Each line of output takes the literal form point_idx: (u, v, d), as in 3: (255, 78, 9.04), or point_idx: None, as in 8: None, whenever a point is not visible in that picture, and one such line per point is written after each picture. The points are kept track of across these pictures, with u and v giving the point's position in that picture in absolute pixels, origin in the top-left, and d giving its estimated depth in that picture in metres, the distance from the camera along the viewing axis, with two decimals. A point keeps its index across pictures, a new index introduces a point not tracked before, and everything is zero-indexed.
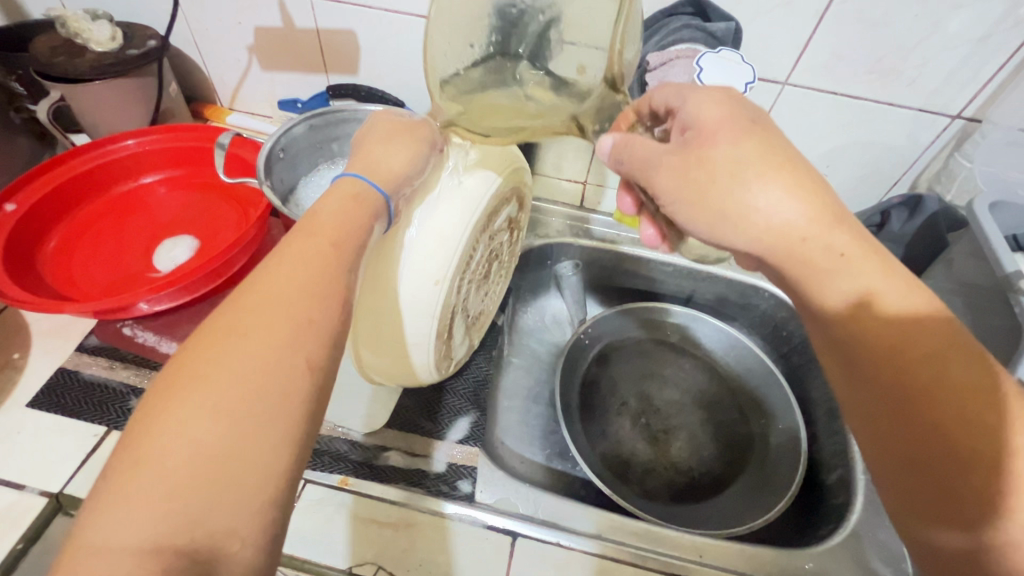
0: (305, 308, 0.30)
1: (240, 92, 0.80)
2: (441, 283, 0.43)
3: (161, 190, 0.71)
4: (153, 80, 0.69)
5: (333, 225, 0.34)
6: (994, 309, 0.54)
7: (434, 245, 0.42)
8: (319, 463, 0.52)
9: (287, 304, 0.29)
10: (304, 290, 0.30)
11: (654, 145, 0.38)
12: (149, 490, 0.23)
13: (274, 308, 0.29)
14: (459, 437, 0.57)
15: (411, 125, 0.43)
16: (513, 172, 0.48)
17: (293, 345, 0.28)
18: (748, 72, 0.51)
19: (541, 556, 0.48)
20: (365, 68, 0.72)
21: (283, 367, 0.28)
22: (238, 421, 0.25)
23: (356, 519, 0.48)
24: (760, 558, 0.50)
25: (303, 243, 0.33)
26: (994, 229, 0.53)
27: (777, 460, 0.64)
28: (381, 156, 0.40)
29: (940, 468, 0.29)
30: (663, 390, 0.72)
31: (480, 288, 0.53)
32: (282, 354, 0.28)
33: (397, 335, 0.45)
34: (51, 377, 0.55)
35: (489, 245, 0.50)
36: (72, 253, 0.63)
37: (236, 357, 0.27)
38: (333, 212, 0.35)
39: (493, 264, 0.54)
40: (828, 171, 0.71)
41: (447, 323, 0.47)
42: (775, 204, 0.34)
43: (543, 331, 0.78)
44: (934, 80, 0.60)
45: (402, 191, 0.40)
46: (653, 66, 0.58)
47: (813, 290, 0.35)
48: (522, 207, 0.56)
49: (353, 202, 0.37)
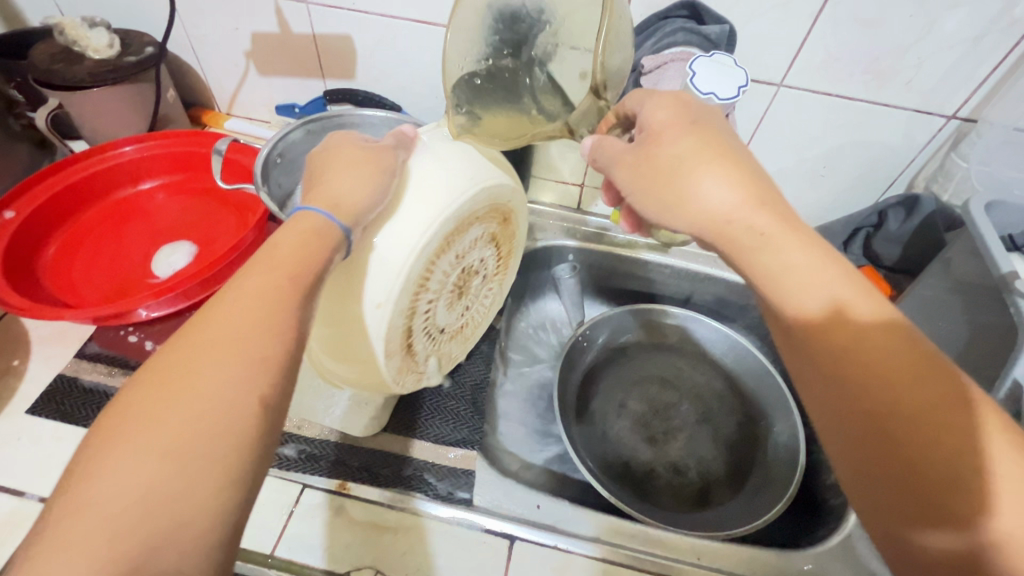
0: (259, 345, 0.31)
1: (237, 97, 0.80)
2: (383, 307, 0.43)
3: (158, 196, 0.71)
4: (151, 87, 0.69)
5: (292, 253, 0.35)
6: (991, 307, 0.54)
7: (380, 266, 0.42)
8: (315, 468, 0.52)
9: (240, 342, 0.30)
10: (260, 326, 0.31)
11: (620, 144, 0.41)
12: (88, 533, 0.24)
13: (228, 345, 0.30)
14: (460, 442, 0.57)
15: (375, 154, 0.43)
16: (490, 191, 0.48)
17: (246, 379, 0.29)
18: (742, 75, 0.51)
19: (538, 559, 0.48)
20: (362, 72, 0.73)
21: (236, 404, 0.29)
22: (188, 460, 0.26)
23: (353, 523, 0.48)
24: (757, 557, 0.50)
25: (265, 274, 0.34)
26: (989, 227, 0.53)
27: (774, 463, 0.64)
28: (337, 183, 0.40)
29: (909, 483, 0.29)
30: (665, 392, 0.72)
31: (451, 304, 0.52)
32: (236, 390, 0.29)
33: (358, 350, 0.45)
34: (49, 384, 0.55)
35: (457, 263, 0.49)
36: (71, 260, 0.63)
37: (181, 392, 0.28)
38: (293, 241, 0.36)
39: (469, 282, 0.53)
40: (826, 172, 0.71)
41: (400, 342, 0.46)
42: (718, 191, 0.37)
43: (539, 335, 0.78)
44: (930, 80, 0.60)
45: (363, 220, 0.40)
46: (648, 70, 0.58)
47: (783, 304, 0.35)
48: (506, 225, 0.55)
49: (313, 236, 0.37)
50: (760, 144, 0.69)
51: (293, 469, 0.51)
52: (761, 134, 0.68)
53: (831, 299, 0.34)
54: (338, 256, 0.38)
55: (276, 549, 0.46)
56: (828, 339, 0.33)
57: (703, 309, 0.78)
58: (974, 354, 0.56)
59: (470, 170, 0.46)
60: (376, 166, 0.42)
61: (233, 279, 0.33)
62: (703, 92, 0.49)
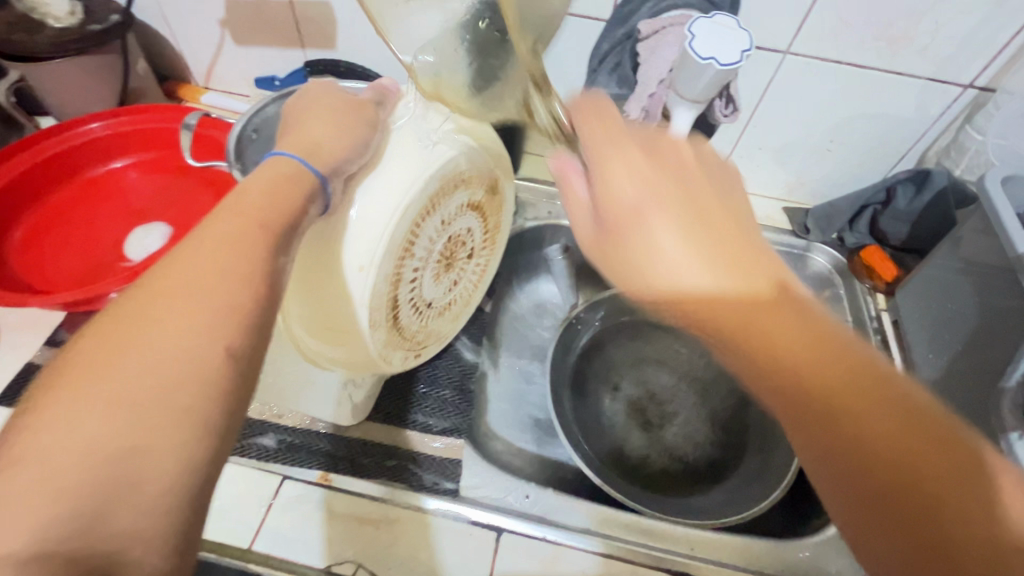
0: (222, 309, 0.28)
1: (214, 70, 0.76)
2: (367, 270, 0.40)
3: (131, 175, 0.67)
4: (120, 57, 0.65)
5: (256, 210, 0.32)
6: (1006, 289, 0.51)
7: (362, 227, 0.39)
8: (297, 458, 0.50)
9: (194, 306, 0.27)
10: (223, 290, 0.28)
11: (577, 177, 0.36)
12: (35, 489, 0.22)
13: (193, 294, 0.28)
14: (445, 430, 0.55)
15: (356, 108, 0.41)
16: (472, 154, 0.45)
17: (212, 331, 0.27)
18: (746, 37, 0.46)
19: (527, 551, 0.47)
20: (344, 42, 0.69)
21: (196, 354, 0.26)
22: (125, 434, 0.23)
23: (335, 515, 0.47)
24: (748, 545, 0.49)
25: (227, 229, 0.31)
26: (1006, 205, 0.50)
27: (776, 446, 0.62)
28: (317, 130, 0.39)
29: (925, 539, 0.25)
30: (659, 372, 0.70)
31: (438, 275, 0.49)
32: (191, 359, 0.26)
33: (338, 322, 0.42)
34: (19, 373, 0.53)
35: (443, 230, 0.46)
36: (40, 244, 0.60)
37: (144, 340, 0.26)
38: (257, 200, 0.33)
39: (456, 253, 0.50)
40: (832, 146, 0.68)
41: (386, 312, 0.43)
42: (672, 248, 0.31)
43: (533, 318, 0.75)
44: (946, 47, 0.56)
45: (342, 170, 0.38)
46: (645, 36, 0.53)
47: (761, 375, 0.29)
48: (494, 195, 0.52)
49: (286, 179, 0.35)
50: (764, 116, 0.65)
51: (274, 460, 0.49)
52: (766, 106, 0.64)
53: (777, 280, 0.31)
54: (314, 208, 0.36)
55: (254, 543, 0.45)
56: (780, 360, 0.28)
57: None
58: (983, 340, 0.54)
59: (454, 127, 0.43)
60: (356, 117, 0.41)
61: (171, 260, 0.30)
62: (703, 57, 0.46)
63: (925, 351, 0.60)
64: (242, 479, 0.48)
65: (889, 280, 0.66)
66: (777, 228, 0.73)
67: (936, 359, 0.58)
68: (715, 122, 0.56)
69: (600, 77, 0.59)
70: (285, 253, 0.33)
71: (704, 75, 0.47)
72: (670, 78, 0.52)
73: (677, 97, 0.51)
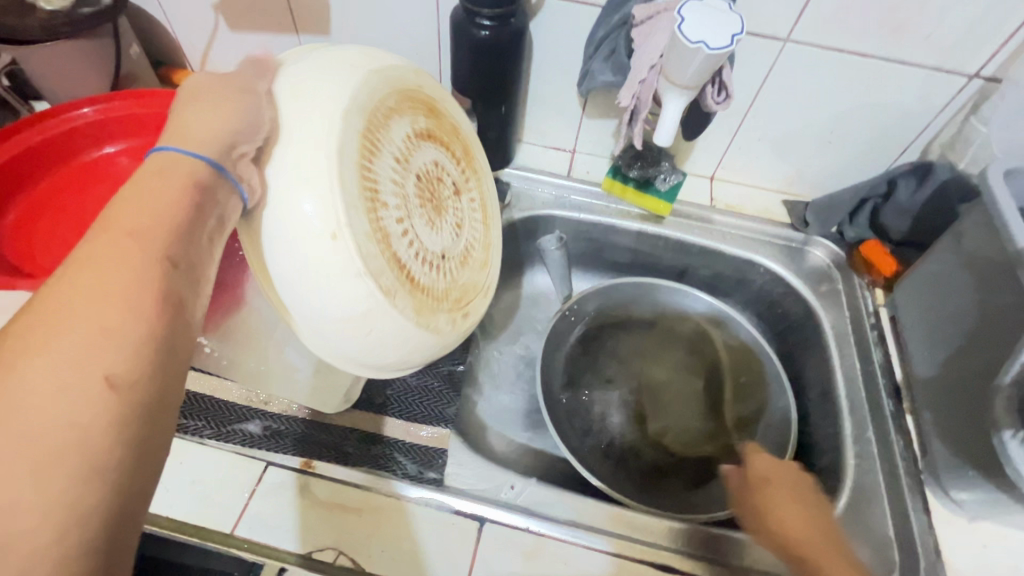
0: (95, 334, 0.24)
1: (208, 56, 0.75)
2: (339, 236, 0.36)
3: (122, 160, 0.67)
4: (111, 41, 0.65)
5: (140, 221, 0.28)
6: (1009, 284, 0.50)
7: (312, 194, 0.35)
8: (277, 444, 0.49)
9: (68, 337, 0.24)
10: (99, 316, 0.25)
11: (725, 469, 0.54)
12: None
13: (57, 327, 0.24)
14: (431, 419, 0.55)
15: (228, 84, 0.36)
16: (384, 76, 0.42)
17: (84, 358, 0.23)
18: (737, 22, 0.46)
19: (511, 541, 0.47)
20: (337, 27, 0.68)
21: (71, 391, 0.23)
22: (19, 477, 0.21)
23: (317, 502, 0.47)
24: (726, 557, 0.48)
25: (112, 245, 0.27)
26: (1009, 198, 0.49)
27: (762, 441, 0.63)
28: (193, 121, 0.33)
29: None
30: (648, 352, 0.71)
31: (427, 221, 0.46)
32: (57, 402, 0.22)
33: (340, 316, 0.37)
34: None
35: (400, 168, 0.43)
36: (31, 229, 0.60)
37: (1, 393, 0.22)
38: (137, 208, 0.28)
39: (435, 192, 0.48)
40: (833, 138, 0.66)
41: (394, 274, 0.40)
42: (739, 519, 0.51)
43: (527, 311, 0.74)
44: (951, 35, 0.54)
45: (240, 148, 0.34)
46: (638, 20, 0.51)
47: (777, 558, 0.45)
48: (437, 118, 0.50)
49: (164, 185, 0.30)
50: (763, 107, 0.64)
51: (258, 446, 0.49)
52: (766, 95, 0.63)
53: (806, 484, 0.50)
54: (232, 213, 0.33)
55: (236, 528, 0.45)
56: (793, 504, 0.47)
57: (697, 283, 0.75)
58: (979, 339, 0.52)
59: (351, 60, 0.40)
60: (236, 93, 0.35)
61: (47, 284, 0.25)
62: (692, 41, 0.45)
63: (922, 348, 0.58)
64: (225, 465, 0.48)
65: (888, 275, 0.64)
66: (774, 221, 0.71)
67: (934, 356, 0.56)
68: (708, 110, 0.55)
69: (595, 63, 0.58)
70: (189, 255, 0.29)
71: (695, 59, 0.46)
72: (662, 64, 0.51)
73: (668, 82, 0.50)
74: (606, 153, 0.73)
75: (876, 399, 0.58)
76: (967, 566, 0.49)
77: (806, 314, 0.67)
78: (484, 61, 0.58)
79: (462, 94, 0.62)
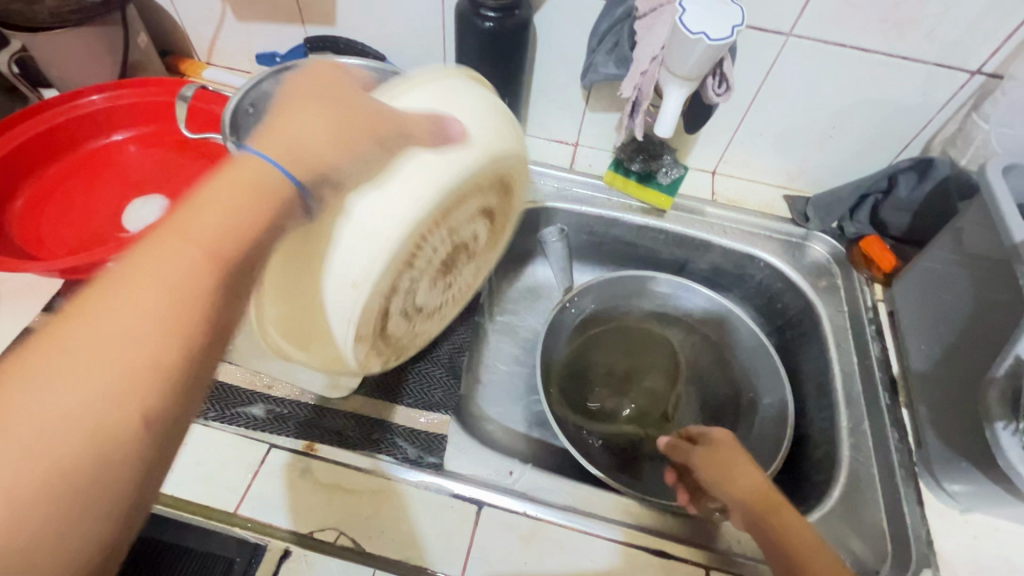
0: (139, 358, 0.24)
1: (215, 46, 0.76)
2: (359, 286, 0.36)
3: (130, 148, 0.68)
4: (120, 29, 0.66)
5: (210, 236, 0.27)
6: (1006, 279, 0.50)
7: (359, 238, 0.35)
8: (281, 428, 0.50)
9: (115, 349, 0.23)
10: (149, 334, 0.24)
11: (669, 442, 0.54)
12: None
13: (106, 340, 0.23)
14: (432, 406, 0.56)
15: (352, 105, 0.34)
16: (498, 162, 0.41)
17: (128, 380, 0.23)
18: (738, 14, 0.46)
19: (507, 525, 0.47)
20: (342, 17, 0.69)
21: (106, 412, 0.22)
22: (30, 490, 0.21)
23: (319, 484, 0.48)
24: (713, 544, 0.49)
25: (176, 257, 0.26)
26: (1007, 193, 0.49)
27: (760, 434, 0.63)
28: (295, 125, 0.32)
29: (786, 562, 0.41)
30: (650, 353, 0.72)
31: (435, 282, 0.45)
32: (85, 423, 0.22)
33: (315, 327, 0.38)
34: (18, 337, 0.54)
35: (449, 238, 0.42)
36: (39, 214, 0.61)
37: (37, 398, 0.22)
38: (210, 212, 0.27)
39: (459, 258, 0.46)
40: (834, 134, 0.66)
41: (372, 326, 0.40)
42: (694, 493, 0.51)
43: (528, 303, 0.75)
44: (953, 31, 0.55)
45: (326, 178, 0.32)
46: (641, 13, 0.52)
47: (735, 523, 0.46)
48: (507, 198, 0.48)
49: (240, 195, 0.28)
50: (765, 101, 0.64)
51: (261, 428, 0.50)
52: (768, 90, 0.63)
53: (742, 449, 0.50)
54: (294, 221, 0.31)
55: (239, 507, 0.46)
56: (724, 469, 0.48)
57: (697, 276, 0.75)
58: (974, 334, 0.53)
59: (480, 135, 0.39)
60: (351, 119, 0.33)
61: (107, 279, 0.25)
62: (693, 31, 0.45)
63: (919, 343, 0.59)
64: (228, 446, 0.49)
65: (888, 271, 0.65)
66: (774, 216, 0.72)
67: (931, 350, 0.57)
68: (709, 102, 0.55)
69: (598, 56, 0.59)
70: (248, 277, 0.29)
71: (695, 50, 0.47)
72: (663, 55, 0.51)
73: (668, 74, 0.51)
74: (609, 147, 0.74)
75: (873, 393, 0.58)
76: (959, 557, 0.49)
77: (805, 309, 0.67)
78: (488, 53, 0.58)
79: None
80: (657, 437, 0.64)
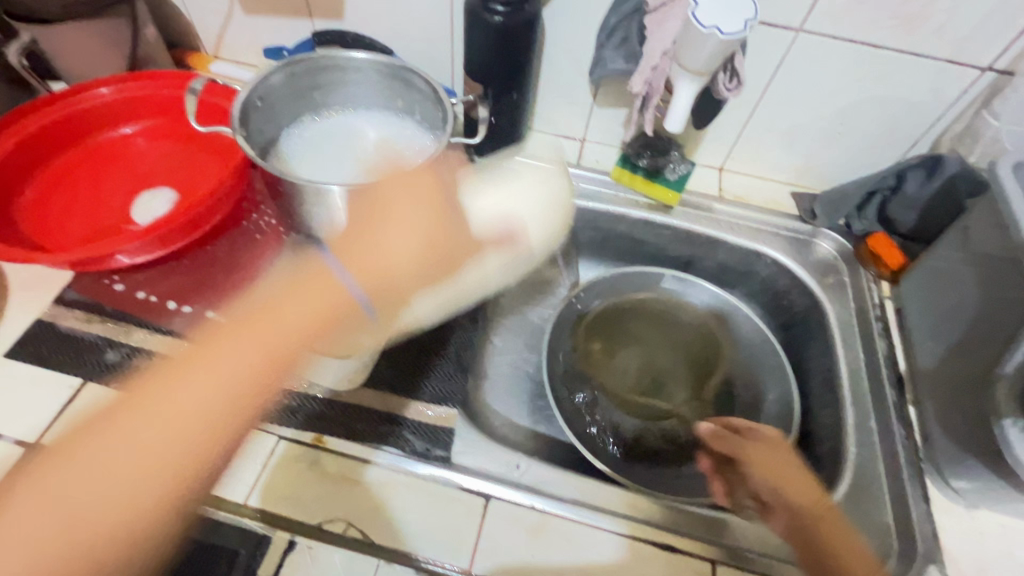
0: (129, 510, 0.38)
1: (223, 40, 0.76)
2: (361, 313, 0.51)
3: (138, 141, 0.68)
4: (127, 22, 0.66)
5: (241, 379, 0.44)
6: (1014, 277, 0.50)
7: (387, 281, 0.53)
8: (290, 420, 0.51)
9: (217, 395, 0.43)
10: (140, 482, 0.38)
11: (717, 439, 0.51)
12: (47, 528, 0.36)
13: (124, 479, 0.38)
14: (439, 399, 0.56)
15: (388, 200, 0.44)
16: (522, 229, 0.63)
17: (128, 513, 0.38)
18: (750, 9, 0.46)
19: (514, 518, 0.48)
20: (351, 12, 0.69)
21: (106, 534, 0.37)
22: (86, 505, 0.37)
23: (328, 476, 0.48)
24: (719, 539, 0.49)
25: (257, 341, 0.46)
26: (1017, 189, 0.49)
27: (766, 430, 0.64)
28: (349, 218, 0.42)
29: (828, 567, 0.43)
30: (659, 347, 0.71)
31: (434, 305, 0.58)
32: (106, 525, 0.37)
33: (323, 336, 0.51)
34: (27, 328, 0.54)
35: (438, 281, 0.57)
36: (48, 206, 0.61)
37: (85, 468, 0.38)
38: (201, 384, 0.43)
39: (459, 290, 0.60)
40: (843, 131, 0.66)
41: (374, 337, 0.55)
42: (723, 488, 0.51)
43: (534, 298, 0.75)
44: (964, 27, 0.54)
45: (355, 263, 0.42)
46: (652, 8, 0.52)
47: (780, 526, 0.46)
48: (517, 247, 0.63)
49: (253, 361, 0.45)
50: (774, 98, 0.64)
51: (269, 420, 0.50)
52: (777, 86, 0.63)
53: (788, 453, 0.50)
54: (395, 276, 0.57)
55: (249, 498, 0.46)
56: (779, 476, 0.47)
57: (703, 273, 0.75)
58: (981, 332, 0.53)
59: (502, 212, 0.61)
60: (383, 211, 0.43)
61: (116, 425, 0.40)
62: (705, 26, 0.45)
63: (925, 340, 0.59)
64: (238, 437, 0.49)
65: (895, 267, 0.65)
66: (782, 213, 0.71)
67: (937, 347, 0.57)
68: (719, 97, 0.55)
69: (607, 51, 0.59)
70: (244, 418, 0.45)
71: (706, 45, 0.46)
72: (674, 50, 0.51)
73: (679, 69, 0.51)
74: (616, 143, 0.74)
75: (879, 390, 0.58)
76: (964, 554, 0.49)
77: (811, 306, 0.67)
78: (497, 47, 0.58)
79: (475, 81, 0.63)
80: (662, 434, 0.64)
